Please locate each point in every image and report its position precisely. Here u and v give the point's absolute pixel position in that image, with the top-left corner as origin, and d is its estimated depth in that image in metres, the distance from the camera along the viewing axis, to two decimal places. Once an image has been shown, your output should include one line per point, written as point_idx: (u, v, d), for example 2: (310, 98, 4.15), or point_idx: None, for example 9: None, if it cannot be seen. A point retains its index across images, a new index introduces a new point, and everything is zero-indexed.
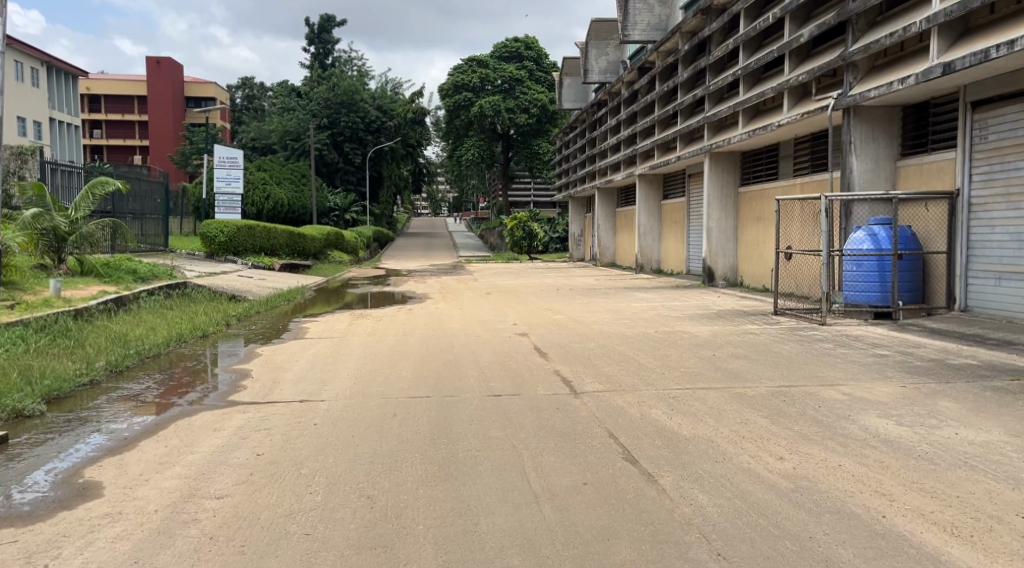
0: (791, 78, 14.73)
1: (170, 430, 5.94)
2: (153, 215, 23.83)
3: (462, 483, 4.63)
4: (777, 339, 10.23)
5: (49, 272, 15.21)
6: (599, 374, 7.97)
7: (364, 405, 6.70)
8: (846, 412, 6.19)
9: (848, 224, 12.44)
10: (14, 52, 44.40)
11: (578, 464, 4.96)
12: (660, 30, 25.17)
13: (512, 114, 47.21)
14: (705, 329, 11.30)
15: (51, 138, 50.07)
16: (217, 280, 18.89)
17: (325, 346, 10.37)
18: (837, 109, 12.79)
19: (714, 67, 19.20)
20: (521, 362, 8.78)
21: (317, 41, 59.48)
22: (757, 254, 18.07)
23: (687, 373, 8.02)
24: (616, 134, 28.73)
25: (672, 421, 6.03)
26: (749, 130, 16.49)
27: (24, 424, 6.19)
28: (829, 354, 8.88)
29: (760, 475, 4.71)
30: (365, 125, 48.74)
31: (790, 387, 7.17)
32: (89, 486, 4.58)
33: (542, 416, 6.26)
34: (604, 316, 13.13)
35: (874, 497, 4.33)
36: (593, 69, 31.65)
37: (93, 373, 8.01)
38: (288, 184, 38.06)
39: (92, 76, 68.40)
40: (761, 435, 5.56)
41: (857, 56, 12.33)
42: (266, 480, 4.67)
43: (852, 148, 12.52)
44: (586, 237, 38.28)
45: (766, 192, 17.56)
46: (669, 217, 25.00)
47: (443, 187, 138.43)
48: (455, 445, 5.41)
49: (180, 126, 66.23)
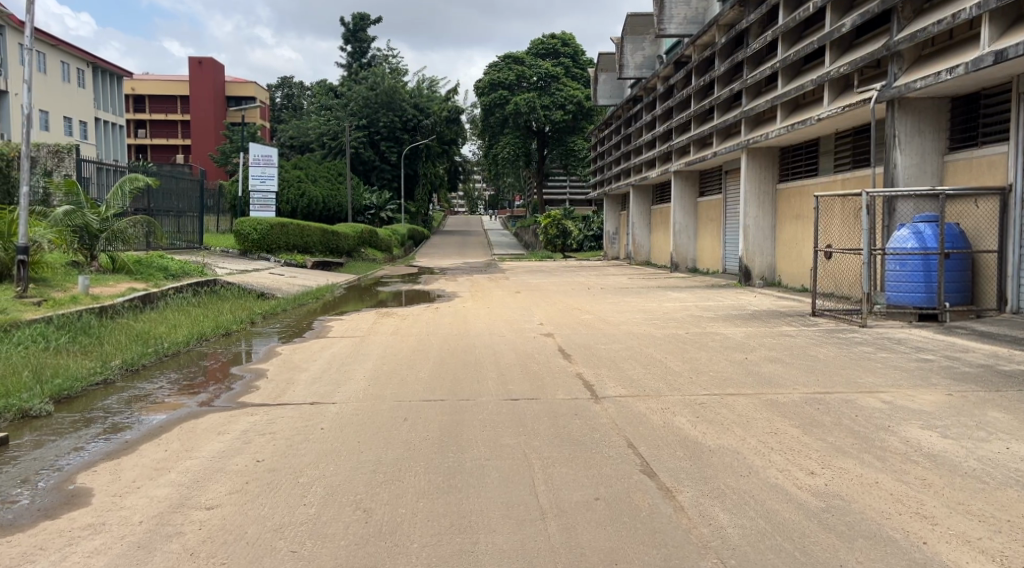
0: (831, 70, 14.15)
1: (173, 433, 5.77)
2: (190, 212, 24.00)
3: (466, 496, 4.35)
4: (813, 342, 9.75)
5: (82, 269, 15.29)
6: (623, 378, 7.65)
7: (375, 409, 6.48)
8: (885, 422, 5.77)
9: (891, 221, 11.90)
10: (60, 52, 45.35)
11: (591, 477, 4.64)
12: (697, 23, 24.61)
13: (548, 111, 47.03)
14: (739, 330, 10.87)
15: (96, 138, 51.09)
16: (249, 278, 18.90)
17: (347, 345, 10.19)
18: (881, 101, 12.22)
19: (752, 60, 18.60)
20: (544, 364, 8.50)
21: (353, 41, 59.81)
22: (796, 252, 17.48)
23: (716, 377, 7.65)
24: (651, 129, 28.21)
25: (697, 431, 5.67)
26: (788, 124, 15.92)
27: (30, 425, 6.06)
28: (869, 359, 8.43)
29: (788, 491, 4.35)
30: (402, 123, 48.79)
31: (825, 394, 6.75)
32: (78, 493, 4.41)
33: (560, 422, 5.96)
34: (634, 316, 12.74)
35: (914, 520, 3.93)
36: (628, 65, 31.09)
37: (107, 372, 7.88)
38: (324, 182, 38.22)
39: (137, 77, 69.82)
40: (793, 447, 5.19)
41: (903, 46, 11.76)
42: (260, 490, 4.44)
43: (896, 142, 11.99)
44: (622, 235, 37.75)
45: (806, 188, 16.97)
46: (706, 214, 24.43)
47: (481, 187, 138.79)
48: (464, 453, 5.15)
49: (221, 125, 67.13)
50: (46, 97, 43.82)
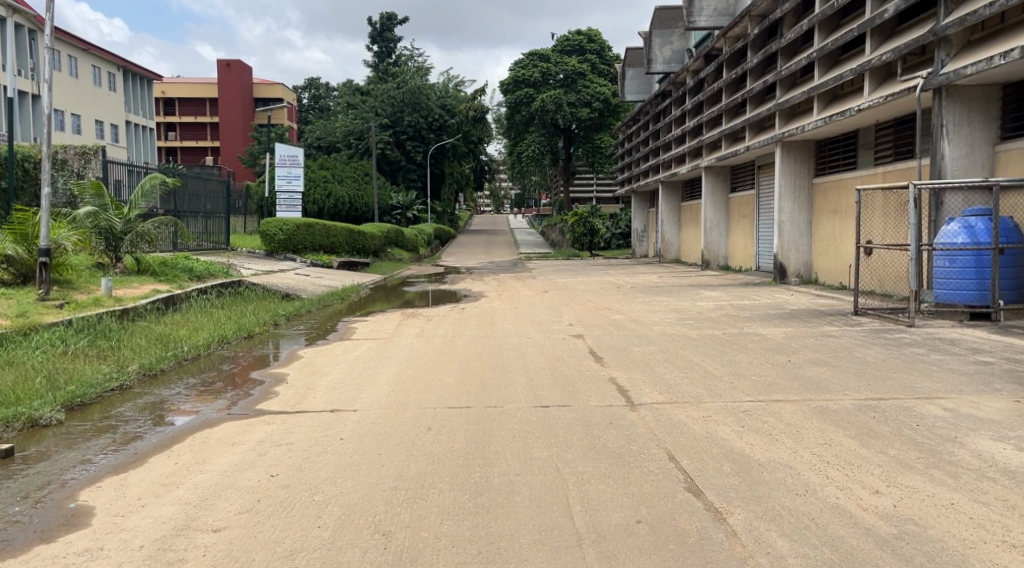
0: (873, 59, 13.54)
1: (185, 444, 5.45)
2: (218, 213, 23.89)
3: (494, 518, 3.97)
4: (858, 342, 9.25)
5: (105, 271, 15.10)
6: (659, 383, 7.21)
7: (399, 417, 6.14)
8: (951, 433, 5.29)
9: (939, 216, 11.29)
10: (91, 57, 45.77)
11: (630, 496, 4.24)
12: (728, 15, 24.01)
13: (574, 109, 46.51)
14: (778, 331, 10.35)
15: (127, 140, 51.49)
16: (274, 279, 18.67)
17: (370, 348, 9.84)
18: (928, 89, 11.62)
19: (786, 51, 17.97)
20: (574, 367, 8.10)
21: (380, 41, 59.82)
22: (834, 248, 16.85)
23: (759, 382, 7.18)
24: (680, 125, 27.61)
25: (743, 442, 5.24)
26: (825, 116, 15.32)
27: (39, 435, 5.79)
28: (923, 361, 7.90)
29: (851, 514, 3.94)
30: (428, 123, 48.51)
31: (881, 400, 6.27)
32: (78, 512, 4.10)
33: (595, 432, 5.54)
34: (666, 316, 12.28)
35: (1002, 549, 3.51)
36: (657, 59, 30.53)
37: (124, 377, 7.61)
38: (350, 182, 38.08)
39: (167, 80, 70.52)
40: (851, 461, 4.75)
41: (951, 30, 11.14)
42: (271, 510, 4.10)
43: (944, 132, 11.42)
44: (650, 233, 37.16)
45: (844, 182, 16.34)
46: (738, 210, 23.84)
47: (506, 186, 138.15)
48: (491, 468, 4.77)
49: (249, 126, 67.50)
50: (77, 101, 44.20)
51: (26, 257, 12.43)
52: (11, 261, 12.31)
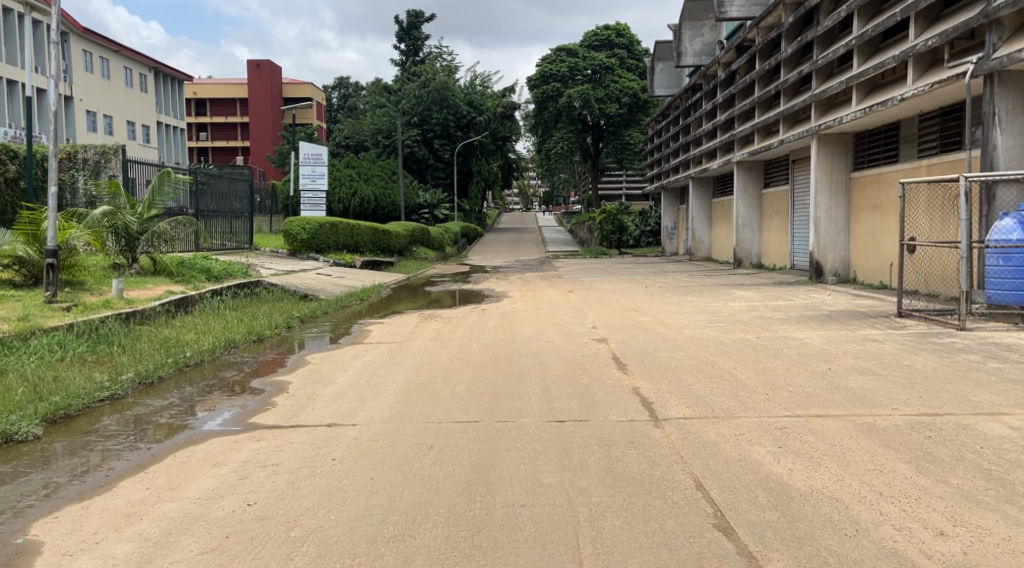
0: (916, 45, 12.72)
1: (165, 465, 4.99)
2: (242, 213, 23.64)
3: (491, 563, 3.44)
4: (905, 348, 8.53)
5: (121, 271, 14.83)
6: (687, 394, 6.60)
7: (398, 433, 5.61)
8: (1021, 458, 4.62)
9: (991, 210, 10.50)
10: (122, 59, 46.08)
11: (650, 535, 3.68)
12: (760, 5, 23.17)
13: (602, 105, 45.75)
14: (816, 335, 9.65)
15: (158, 141, 51.74)
16: (293, 279, 18.30)
17: (381, 353, 9.36)
18: (978, 75, 10.82)
19: (823, 39, 17.11)
20: (595, 376, 7.53)
21: (407, 39, 59.58)
22: (874, 245, 16.04)
23: (797, 393, 6.54)
24: (711, 119, 26.76)
25: (781, 467, 4.61)
26: (865, 107, 14.52)
27: (10, 452, 5.37)
28: (979, 370, 7.16)
29: (913, 562, 3.34)
30: (455, 120, 48.07)
31: (935, 416, 5.60)
32: (24, 550, 3.64)
33: (613, 454, 4.96)
34: (696, 318, 11.61)
35: None
36: (687, 52, 29.81)
37: (116, 386, 7.17)
38: (376, 181, 37.72)
39: (198, 81, 71.19)
40: (909, 493, 4.11)
41: (1004, 11, 10.32)
42: (239, 549, 3.60)
43: (996, 121, 10.63)
44: (681, 230, 36.31)
45: (885, 176, 15.51)
46: (772, 206, 23.02)
47: (534, 183, 137.07)
48: (494, 497, 4.23)
49: (278, 126, 67.60)
50: (109, 101, 44.44)
51: (38, 258, 12.12)
52: (23, 263, 12.04)
